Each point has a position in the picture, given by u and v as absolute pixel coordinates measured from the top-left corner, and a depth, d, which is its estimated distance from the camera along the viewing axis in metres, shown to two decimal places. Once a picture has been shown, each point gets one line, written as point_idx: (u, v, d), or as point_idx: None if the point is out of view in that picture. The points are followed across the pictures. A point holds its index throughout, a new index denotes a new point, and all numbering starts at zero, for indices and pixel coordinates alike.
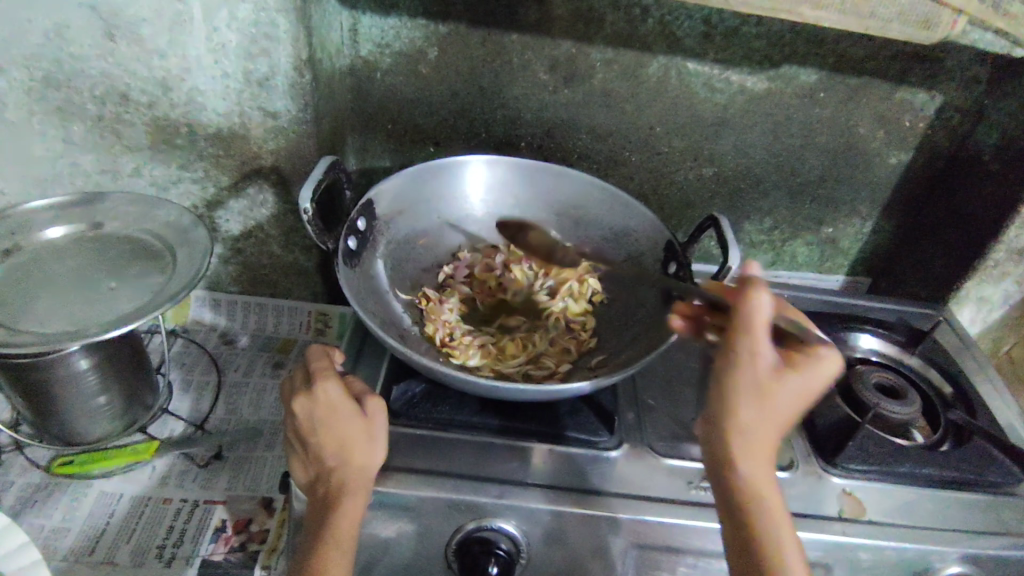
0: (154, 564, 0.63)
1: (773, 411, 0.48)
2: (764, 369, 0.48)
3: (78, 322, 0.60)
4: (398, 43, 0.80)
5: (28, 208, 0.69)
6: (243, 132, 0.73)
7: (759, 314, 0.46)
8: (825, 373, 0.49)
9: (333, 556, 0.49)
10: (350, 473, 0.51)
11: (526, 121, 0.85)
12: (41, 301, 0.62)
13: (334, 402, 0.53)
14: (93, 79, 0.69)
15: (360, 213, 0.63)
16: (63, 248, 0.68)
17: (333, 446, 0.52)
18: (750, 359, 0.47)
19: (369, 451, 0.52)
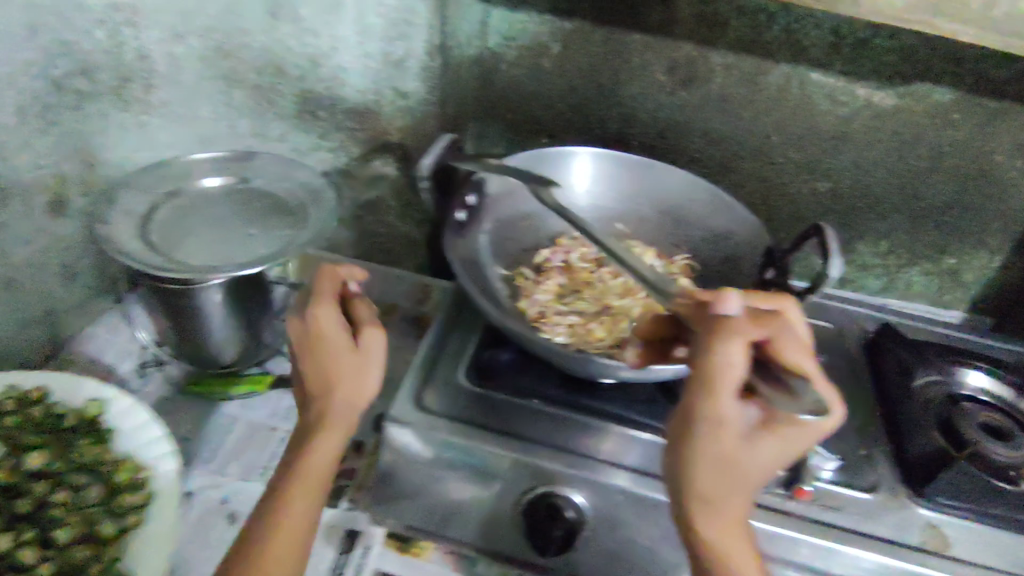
0: (258, 480, 0.71)
1: (740, 473, 0.45)
2: (728, 432, 0.44)
3: (225, 259, 0.70)
4: (525, 37, 0.84)
5: (192, 159, 0.79)
6: (376, 108, 0.80)
7: (720, 373, 0.43)
8: (801, 430, 0.44)
9: (315, 468, 0.56)
10: (341, 400, 0.57)
11: (640, 120, 0.88)
12: (195, 236, 0.72)
13: (331, 333, 0.59)
14: (255, 51, 0.78)
15: (470, 188, 0.68)
16: (216, 196, 0.77)
17: (324, 372, 0.58)
18: (711, 421, 0.44)
19: (361, 381, 0.58)
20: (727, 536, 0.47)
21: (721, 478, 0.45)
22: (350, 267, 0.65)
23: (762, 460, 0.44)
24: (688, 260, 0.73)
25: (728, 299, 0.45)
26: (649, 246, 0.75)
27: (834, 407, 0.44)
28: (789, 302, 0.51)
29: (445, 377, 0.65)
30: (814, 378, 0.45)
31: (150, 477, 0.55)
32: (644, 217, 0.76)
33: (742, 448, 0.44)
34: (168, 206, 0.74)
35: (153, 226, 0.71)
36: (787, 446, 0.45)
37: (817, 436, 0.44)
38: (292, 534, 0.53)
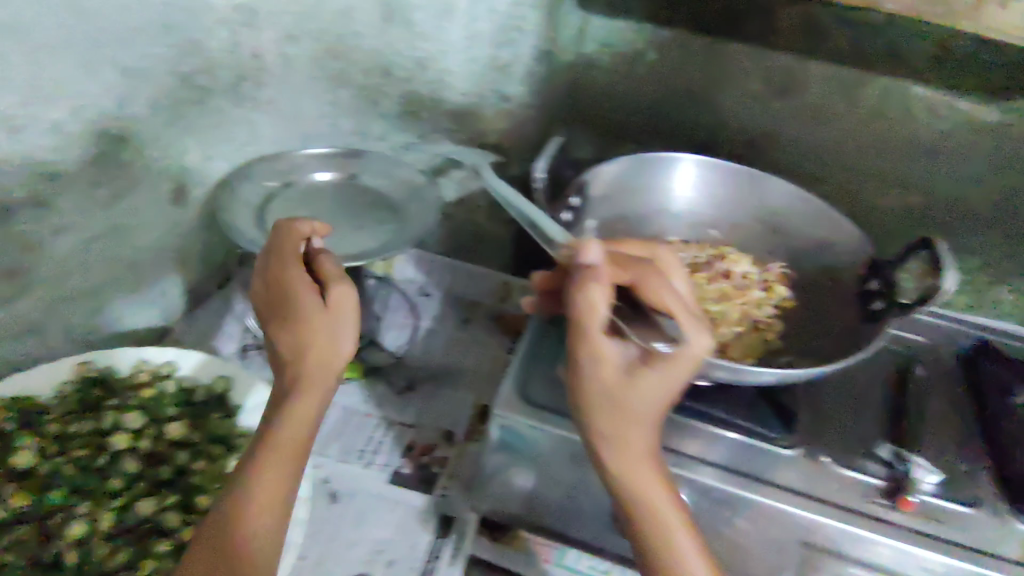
0: (355, 464, 0.74)
1: (630, 408, 0.48)
2: (609, 366, 0.48)
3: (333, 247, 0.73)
4: (622, 45, 0.86)
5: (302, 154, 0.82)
6: (477, 111, 0.83)
7: (589, 316, 0.48)
8: (680, 362, 0.47)
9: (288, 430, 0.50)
10: (307, 357, 0.52)
11: (731, 129, 0.88)
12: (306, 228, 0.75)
13: (299, 291, 0.54)
14: (365, 53, 0.80)
15: (578, 189, 0.70)
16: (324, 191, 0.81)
17: (289, 331, 0.53)
18: (596, 358, 0.48)
19: (332, 339, 0.52)
20: (640, 477, 0.49)
21: (614, 412, 0.48)
22: (312, 225, 0.60)
23: (646, 391, 0.48)
24: (784, 269, 0.74)
25: (588, 248, 0.51)
26: (743, 252, 0.76)
27: (695, 333, 0.47)
28: (669, 253, 0.57)
29: (546, 372, 0.67)
30: (677, 313, 0.49)
31: None
32: (738, 224, 0.78)
33: (625, 383, 0.48)
34: (281, 199, 0.77)
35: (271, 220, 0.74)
36: (672, 377, 0.47)
37: (688, 364, 0.47)
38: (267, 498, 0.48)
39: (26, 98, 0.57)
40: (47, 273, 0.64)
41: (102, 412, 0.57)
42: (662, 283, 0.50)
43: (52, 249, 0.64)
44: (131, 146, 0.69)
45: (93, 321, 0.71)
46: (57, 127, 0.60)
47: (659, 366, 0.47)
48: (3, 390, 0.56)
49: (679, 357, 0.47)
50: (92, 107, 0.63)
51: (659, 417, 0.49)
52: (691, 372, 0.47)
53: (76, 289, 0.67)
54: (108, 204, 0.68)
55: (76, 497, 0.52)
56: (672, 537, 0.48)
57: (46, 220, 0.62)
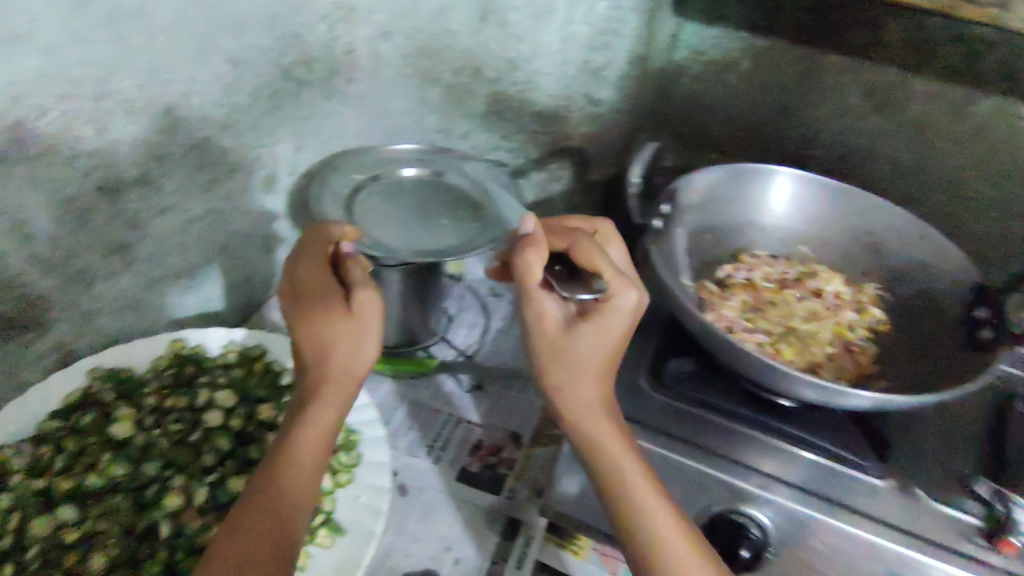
0: (424, 457, 0.74)
1: (577, 362, 0.53)
2: (549, 321, 0.55)
3: (417, 244, 0.73)
4: (716, 51, 0.84)
5: (389, 149, 0.83)
6: (564, 113, 0.83)
7: (526, 276, 0.56)
8: (609, 313, 0.53)
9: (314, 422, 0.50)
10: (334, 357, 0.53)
11: (823, 143, 0.85)
12: (391, 221, 0.76)
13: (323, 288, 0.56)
14: (458, 52, 0.81)
15: (668, 196, 0.68)
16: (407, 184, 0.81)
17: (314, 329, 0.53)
18: (537, 314, 0.55)
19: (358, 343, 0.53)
20: (608, 439, 0.52)
21: (564, 365, 0.54)
22: (340, 228, 0.61)
23: (586, 342, 0.53)
24: (878, 290, 0.72)
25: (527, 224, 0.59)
26: (834, 271, 0.74)
27: (619, 285, 0.54)
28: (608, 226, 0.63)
29: (624, 380, 0.65)
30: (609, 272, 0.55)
31: (358, 441, 0.59)
32: (829, 240, 0.75)
33: (564, 335, 0.54)
34: (367, 193, 0.78)
35: (358, 214, 0.75)
36: (604, 329, 0.53)
37: (620, 313, 0.53)
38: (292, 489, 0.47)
39: (146, 80, 0.59)
40: (149, 252, 0.66)
41: (195, 388, 0.58)
42: (595, 246, 0.56)
43: (155, 228, 0.66)
44: (231, 133, 0.71)
45: (183, 301, 0.73)
46: (169, 110, 0.62)
47: (594, 317, 0.53)
48: (105, 358, 0.59)
49: (609, 308, 0.53)
50: (201, 94, 0.65)
51: (602, 369, 0.54)
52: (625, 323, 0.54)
53: (171, 268, 0.69)
54: (207, 188, 0.70)
55: (172, 470, 0.52)
56: (649, 502, 0.49)
57: (152, 200, 0.64)
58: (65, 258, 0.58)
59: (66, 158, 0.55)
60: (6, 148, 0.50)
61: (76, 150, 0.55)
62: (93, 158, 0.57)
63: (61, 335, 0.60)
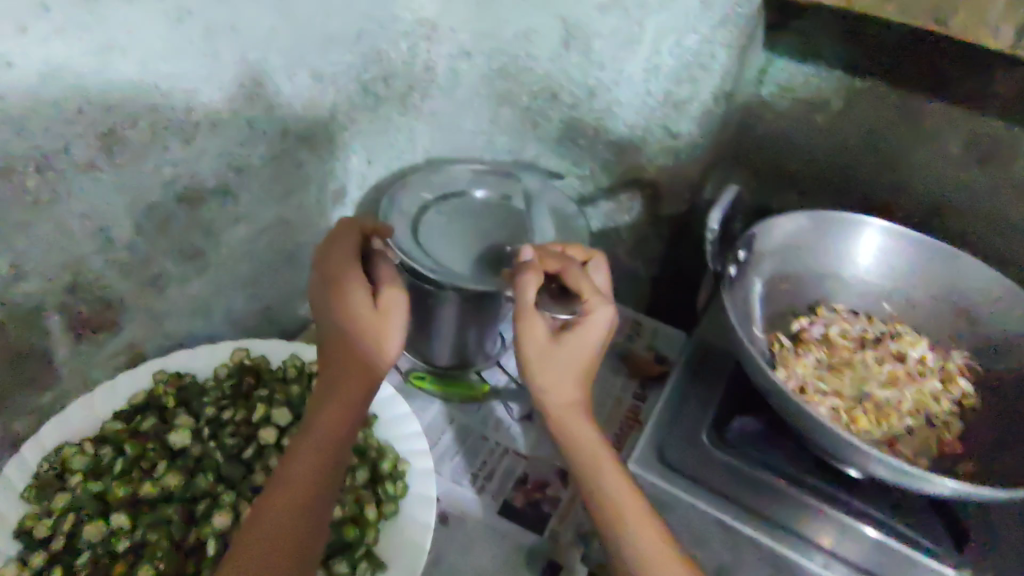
0: (468, 487, 0.73)
1: (558, 376, 0.53)
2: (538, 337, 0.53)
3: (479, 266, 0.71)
4: (805, 89, 0.79)
5: (459, 168, 0.82)
6: (640, 144, 0.80)
7: (523, 296, 0.54)
8: (588, 331, 0.54)
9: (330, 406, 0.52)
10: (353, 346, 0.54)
11: (914, 193, 0.79)
12: (455, 244, 0.74)
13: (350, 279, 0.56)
14: (537, 76, 0.80)
15: (744, 244, 0.65)
16: (474, 206, 0.79)
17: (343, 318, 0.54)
18: (525, 330, 0.54)
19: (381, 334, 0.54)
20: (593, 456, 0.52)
21: (548, 376, 0.53)
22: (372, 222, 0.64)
23: (570, 358, 0.53)
24: (966, 360, 0.67)
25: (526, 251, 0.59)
26: (919, 334, 0.69)
27: (599, 304, 0.55)
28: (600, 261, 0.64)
29: (686, 433, 0.62)
30: (587, 291, 0.56)
31: (406, 472, 0.57)
32: (917, 301, 0.70)
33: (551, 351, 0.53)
34: (432, 212, 0.76)
35: (423, 233, 0.73)
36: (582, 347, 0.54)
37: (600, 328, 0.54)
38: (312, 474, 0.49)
39: (233, 94, 0.60)
40: (221, 258, 0.67)
41: (254, 403, 0.59)
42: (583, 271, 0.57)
43: (229, 237, 0.67)
44: (308, 146, 0.72)
45: (248, 306, 0.74)
46: (251, 123, 0.63)
47: (577, 333, 0.53)
48: (169, 362, 0.61)
49: (588, 326, 0.54)
50: (284, 108, 0.66)
51: (578, 380, 0.54)
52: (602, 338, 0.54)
53: (240, 275, 0.70)
54: (281, 199, 0.71)
55: (223, 487, 0.53)
56: (639, 516, 0.50)
57: (228, 209, 0.65)
58: (142, 264, 0.59)
59: (153, 167, 0.56)
60: (99, 158, 0.51)
61: (162, 160, 0.56)
62: (178, 168, 0.58)
63: (133, 335, 0.62)
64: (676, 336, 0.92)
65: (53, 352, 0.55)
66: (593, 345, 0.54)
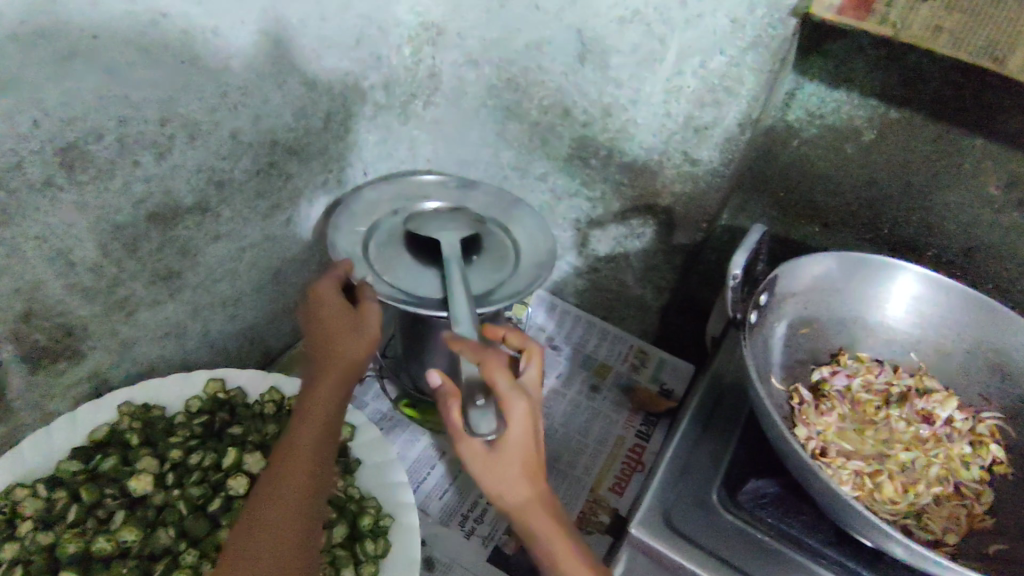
0: (457, 530, 0.67)
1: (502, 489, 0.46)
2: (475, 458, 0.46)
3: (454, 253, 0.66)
4: (835, 117, 0.73)
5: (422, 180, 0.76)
6: (656, 168, 0.75)
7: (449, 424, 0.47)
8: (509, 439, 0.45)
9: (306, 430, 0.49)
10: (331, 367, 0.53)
11: (947, 231, 0.74)
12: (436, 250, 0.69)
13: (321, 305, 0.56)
14: (548, 90, 0.74)
15: (766, 287, 0.60)
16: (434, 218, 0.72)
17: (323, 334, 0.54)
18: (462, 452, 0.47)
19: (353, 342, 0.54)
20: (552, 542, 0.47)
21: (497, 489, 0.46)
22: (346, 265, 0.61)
23: (508, 469, 0.46)
24: (998, 420, 0.61)
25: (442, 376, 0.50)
26: (949, 390, 0.64)
27: (508, 400, 0.46)
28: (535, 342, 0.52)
29: (695, 493, 0.58)
30: (506, 391, 0.46)
31: (389, 529, 0.53)
32: (949, 352, 0.65)
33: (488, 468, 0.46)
34: (391, 221, 0.71)
35: (380, 245, 0.68)
36: (516, 453, 0.46)
37: (521, 428, 0.45)
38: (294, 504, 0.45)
39: (215, 105, 0.55)
40: (198, 279, 0.62)
41: (225, 445, 0.54)
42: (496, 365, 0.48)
43: (209, 255, 0.62)
44: (298, 157, 0.67)
45: (228, 327, 0.69)
46: (235, 135, 0.58)
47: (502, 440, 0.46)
48: (137, 394, 0.56)
49: (508, 437, 0.45)
50: (271, 119, 0.61)
51: (526, 474, 0.46)
52: (527, 431, 0.46)
53: (219, 295, 0.65)
54: (267, 215, 0.66)
55: (185, 543, 0.48)
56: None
57: (208, 227, 0.60)
58: (109, 286, 0.54)
59: (121, 185, 0.51)
60: (58, 176, 0.47)
61: (132, 176, 0.51)
62: (150, 185, 0.53)
63: (97, 362, 0.57)
64: (685, 368, 0.87)
65: (5, 383, 0.51)
66: (524, 453, 0.46)
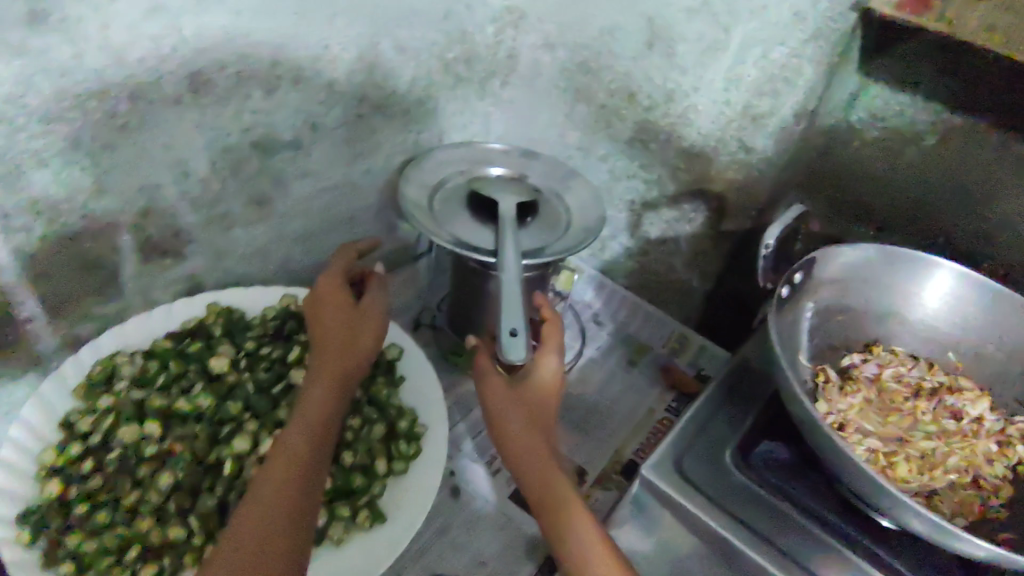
0: (484, 466, 0.72)
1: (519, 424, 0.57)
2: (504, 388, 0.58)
3: (510, 213, 0.72)
4: (898, 120, 0.74)
5: (489, 146, 0.83)
6: (711, 155, 0.78)
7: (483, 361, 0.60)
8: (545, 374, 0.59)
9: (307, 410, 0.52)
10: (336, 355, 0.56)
11: (1003, 242, 0.73)
12: (494, 211, 0.75)
13: (326, 304, 0.60)
14: (616, 75, 0.79)
15: (802, 266, 0.62)
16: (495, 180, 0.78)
17: (325, 326, 0.59)
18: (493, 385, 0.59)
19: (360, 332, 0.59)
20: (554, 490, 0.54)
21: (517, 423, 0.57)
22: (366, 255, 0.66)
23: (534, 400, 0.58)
24: None
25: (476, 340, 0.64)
26: (982, 391, 0.65)
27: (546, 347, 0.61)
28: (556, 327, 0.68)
29: (710, 448, 0.61)
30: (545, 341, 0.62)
31: (422, 435, 0.58)
32: (987, 355, 0.65)
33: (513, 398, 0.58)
34: (457, 179, 0.78)
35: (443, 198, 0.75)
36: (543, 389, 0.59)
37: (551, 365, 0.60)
38: (283, 480, 0.47)
39: (316, 54, 0.63)
40: (284, 208, 0.70)
41: (291, 344, 0.61)
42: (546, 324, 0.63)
43: (296, 189, 0.70)
44: (382, 114, 0.74)
45: (304, 259, 0.77)
46: (330, 85, 0.66)
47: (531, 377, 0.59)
48: (223, 296, 0.64)
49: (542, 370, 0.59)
50: (362, 75, 0.69)
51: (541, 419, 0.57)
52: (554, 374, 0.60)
53: (300, 227, 0.74)
54: (349, 161, 0.74)
55: (248, 416, 0.55)
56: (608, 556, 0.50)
57: (298, 163, 0.69)
58: (212, 201, 0.63)
59: (232, 113, 0.60)
60: (185, 98, 0.56)
61: (242, 107, 0.60)
62: (255, 117, 0.62)
63: (194, 266, 0.66)
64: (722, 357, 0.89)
65: (120, 269, 0.60)
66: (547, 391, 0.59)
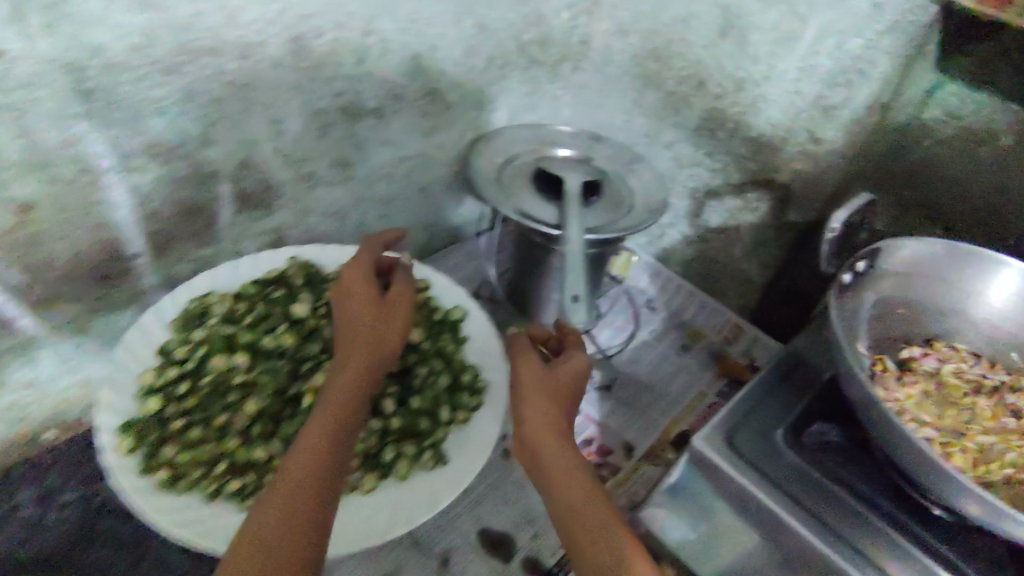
0: None
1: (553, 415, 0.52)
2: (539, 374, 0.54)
3: (576, 191, 0.74)
4: (975, 118, 0.72)
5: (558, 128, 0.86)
6: (779, 145, 0.79)
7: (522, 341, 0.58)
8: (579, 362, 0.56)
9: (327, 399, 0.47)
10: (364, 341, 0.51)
11: None
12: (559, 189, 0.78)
13: (352, 284, 0.56)
14: (687, 62, 0.81)
15: (866, 253, 0.63)
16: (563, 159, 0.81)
17: (350, 309, 0.54)
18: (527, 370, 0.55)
19: (392, 322, 0.54)
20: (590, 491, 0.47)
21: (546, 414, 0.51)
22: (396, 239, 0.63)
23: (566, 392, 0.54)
24: None
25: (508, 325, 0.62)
26: None
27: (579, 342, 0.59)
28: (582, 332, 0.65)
29: (763, 426, 0.62)
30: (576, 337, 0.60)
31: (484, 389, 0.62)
32: None
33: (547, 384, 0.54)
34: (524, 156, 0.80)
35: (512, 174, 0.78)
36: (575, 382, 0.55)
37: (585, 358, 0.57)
38: (304, 469, 0.42)
39: (406, 26, 0.67)
40: (364, 173, 0.75)
41: None
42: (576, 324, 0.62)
43: (377, 155, 0.75)
44: (460, 89, 0.78)
45: (377, 224, 0.82)
46: (416, 58, 0.70)
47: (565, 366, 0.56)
48: (306, 251, 0.69)
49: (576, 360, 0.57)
50: (445, 50, 0.72)
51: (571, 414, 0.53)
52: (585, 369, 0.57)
53: (377, 192, 0.78)
54: (426, 133, 0.78)
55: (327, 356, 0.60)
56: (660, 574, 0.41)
57: (380, 130, 0.73)
58: (301, 160, 0.68)
59: (327, 77, 0.64)
60: (287, 60, 0.60)
61: (336, 72, 0.64)
62: (347, 83, 0.66)
63: (280, 221, 0.71)
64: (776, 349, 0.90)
65: (217, 217, 0.65)
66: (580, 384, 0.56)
